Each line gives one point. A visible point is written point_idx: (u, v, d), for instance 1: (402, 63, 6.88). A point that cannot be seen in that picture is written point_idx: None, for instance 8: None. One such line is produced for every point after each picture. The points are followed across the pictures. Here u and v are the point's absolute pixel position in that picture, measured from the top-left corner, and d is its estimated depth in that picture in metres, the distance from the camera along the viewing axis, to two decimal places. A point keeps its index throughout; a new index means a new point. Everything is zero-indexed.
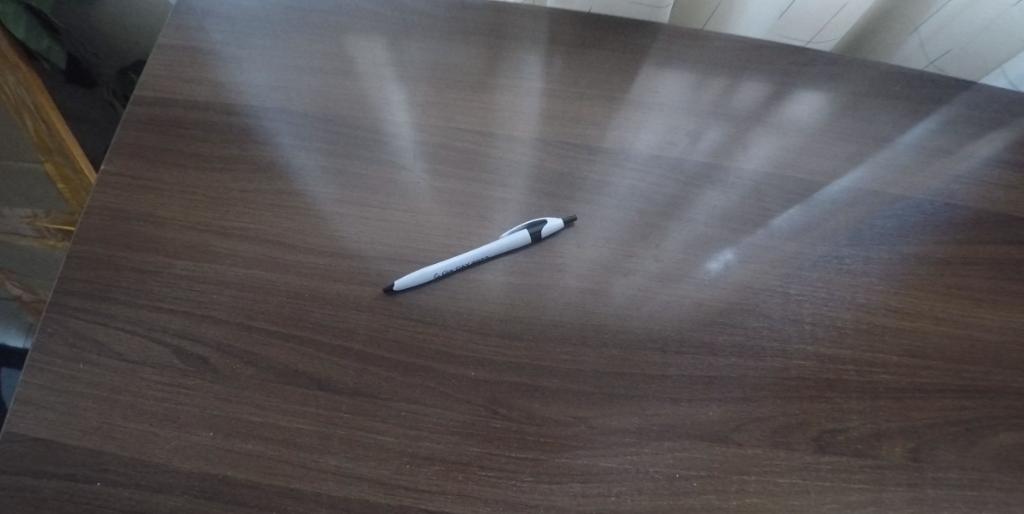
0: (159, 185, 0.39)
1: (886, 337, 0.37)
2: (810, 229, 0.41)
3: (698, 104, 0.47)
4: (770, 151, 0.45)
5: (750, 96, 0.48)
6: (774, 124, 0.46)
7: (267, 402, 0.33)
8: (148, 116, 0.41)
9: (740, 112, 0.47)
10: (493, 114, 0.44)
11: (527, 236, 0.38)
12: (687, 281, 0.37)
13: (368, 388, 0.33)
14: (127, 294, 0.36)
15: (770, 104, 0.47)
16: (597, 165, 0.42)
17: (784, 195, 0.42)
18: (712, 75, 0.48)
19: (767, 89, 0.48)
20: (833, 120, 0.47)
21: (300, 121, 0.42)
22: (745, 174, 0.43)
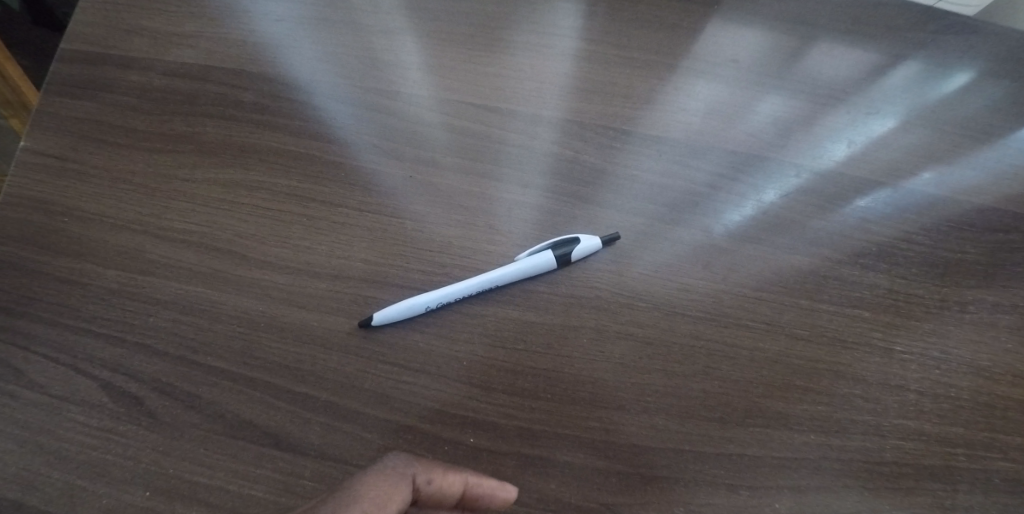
0: (91, 167, 0.31)
1: (1011, 413, 0.28)
2: (926, 260, 0.31)
3: (775, 76, 0.36)
4: (872, 147, 0.34)
5: (851, 69, 0.36)
6: (880, 110, 0.35)
7: (210, 459, 0.25)
8: (80, 76, 0.33)
9: (831, 89, 0.36)
10: (512, 83, 0.34)
11: (552, 259, 0.29)
12: (759, 327, 0.28)
13: (339, 451, 0.25)
14: (47, 310, 0.28)
15: (877, 81, 0.36)
16: (642, 158, 0.33)
17: (892, 209, 0.32)
18: (802, 40, 0.37)
19: (871, 59, 0.37)
20: (959, 105, 0.36)
21: (265, 86, 0.33)
22: (839, 177, 0.33)
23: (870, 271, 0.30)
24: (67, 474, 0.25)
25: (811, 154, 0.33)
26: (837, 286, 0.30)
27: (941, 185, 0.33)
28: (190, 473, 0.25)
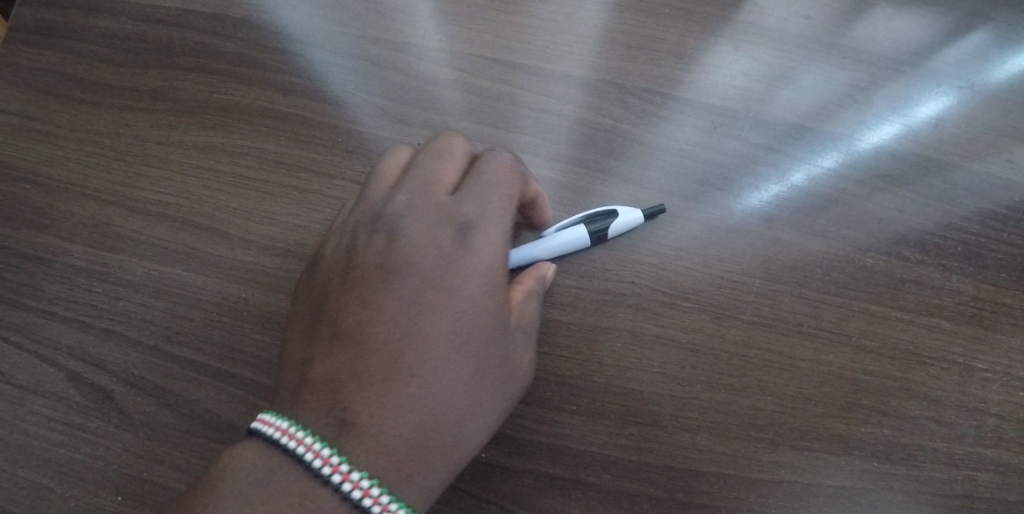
0: (54, 126, 0.27)
1: None
2: (1022, 263, 0.26)
3: (845, 33, 0.30)
4: (966, 121, 0.28)
5: (945, 27, 0.30)
6: (978, 76, 0.29)
7: (188, 465, 0.22)
8: (45, 22, 0.29)
9: (915, 51, 0.30)
10: (537, 37, 0.29)
11: (585, 235, 0.25)
12: (819, 335, 0.25)
13: None
14: (7, 289, 0.25)
15: (977, 41, 0.30)
16: (685, 129, 0.28)
17: (984, 198, 0.27)
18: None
19: (967, 14, 0.30)
20: None
21: (252, 36, 0.28)
22: (919, 158, 0.28)
23: (952, 273, 0.26)
24: (34, 474, 0.23)
25: (886, 126, 0.28)
26: (910, 290, 0.25)
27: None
28: (165, 480, 0.22)
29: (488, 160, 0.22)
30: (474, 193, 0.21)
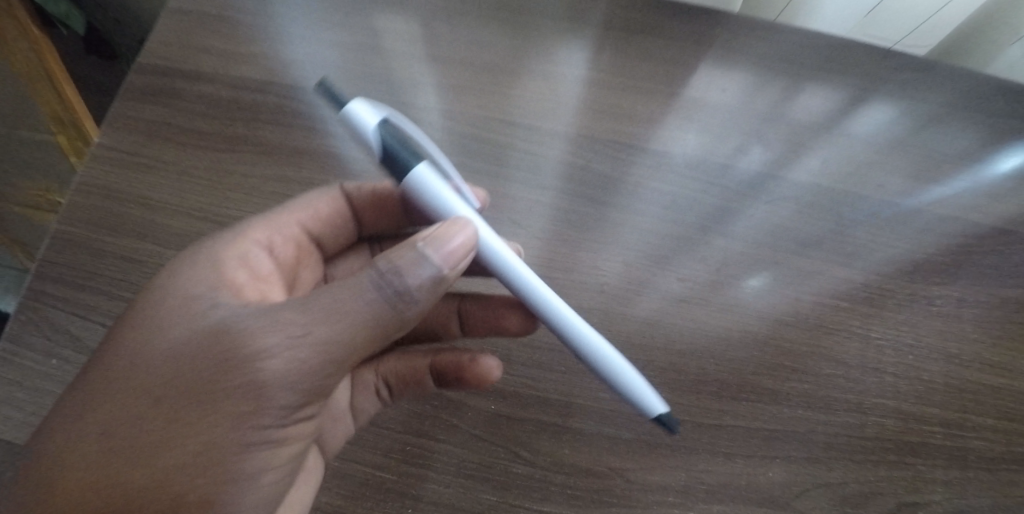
0: (158, 163, 0.35)
1: (980, 397, 0.31)
2: (893, 261, 0.35)
3: (757, 107, 0.41)
4: (851, 170, 0.39)
5: (828, 102, 0.41)
6: (858, 140, 0.40)
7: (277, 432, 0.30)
8: (151, 85, 0.37)
9: (806, 121, 0.40)
10: (531, 104, 0.39)
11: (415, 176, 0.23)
12: (748, 313, 0.32)
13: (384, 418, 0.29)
14: (108, 283, 0.31)
15: (858, 117, 0.41)
16: (647, 170, 0.37)
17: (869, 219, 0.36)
18: (786, 77, 0.42)
19: (843, 95, 0.42)
20: (915, 132, 0.41)
21: (316, 101, 0.38)
22: (820, 192, 0.37)
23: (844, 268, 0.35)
24: None
25: (790, 170, 0.38)
26: (817, 280, 0.34)
27: (911, 207, 0.38)
28: None
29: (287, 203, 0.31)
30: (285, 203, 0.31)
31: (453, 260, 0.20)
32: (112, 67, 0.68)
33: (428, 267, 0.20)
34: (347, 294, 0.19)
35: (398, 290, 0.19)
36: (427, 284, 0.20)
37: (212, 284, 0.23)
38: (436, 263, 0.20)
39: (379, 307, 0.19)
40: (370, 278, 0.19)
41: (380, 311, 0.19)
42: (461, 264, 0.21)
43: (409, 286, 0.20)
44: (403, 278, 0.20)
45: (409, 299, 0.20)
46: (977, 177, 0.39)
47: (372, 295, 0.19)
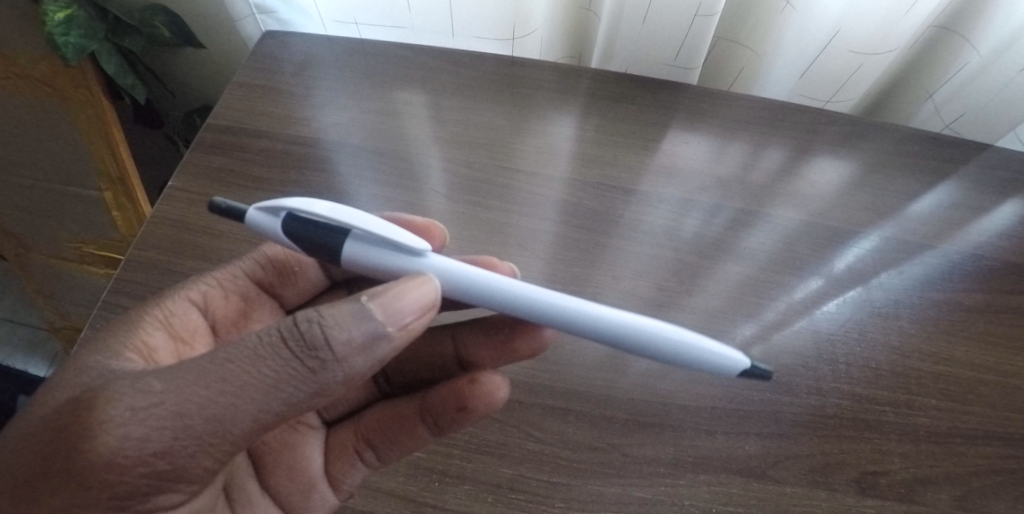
0: (220, 200, 0.42)
1: (924, 382, 0.37)
2: (838, 271, 0.42)
3: (724, 161, 0.48)
4: (806, 218, 0.45)
5: (782, 151, 0.49)
6: (815, 184, 0.47)
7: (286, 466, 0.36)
8: (217, 140, 0.45)
9: (763, 177, 0.47)
10: (531, 154, 0.46)
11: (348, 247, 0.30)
12: (716, 315, 0.39)
13: (377, 445, 0.34)
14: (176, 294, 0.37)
15: (804, 177, 0.47)
16: (632, 208, 0.44)
17: (822, 278, 0.42)
18: (749, 135, 0.49)
19: (789, 149, 0.49)
20: (852, 192, 0.47)
21: (354, 151, 0.45)
22: (779, 240, 0.44)
23: (799, 277, 0.42)
24: None
25: (749, 205, 0.45)
26: (775, 288, 0.41)
27: (859, 250, 0.43)
28: None
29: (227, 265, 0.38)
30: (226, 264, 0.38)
31: (394, 316, 0.23)
32: (152, 134, 0.77)
33: (365, 322, 0.22)
34: (243, 360, 0.21)
35: (316, 345, 0.21)
36: (350, 339, 0.22)
37: (131, 343, 0.29)
38: (381, 320, 0.22)
39: (289, 366, 0.21)
40: (284, 335, 0.21)
41: (292, 367, 0.21)
42: (414, 314, 0.23)
43: (332, 340, 0.21)
44: (324, 333, 0.21)
45: (329, 353, 0.21)
46: (909, 209, 0.46)
47: (285, 353, 0.21)
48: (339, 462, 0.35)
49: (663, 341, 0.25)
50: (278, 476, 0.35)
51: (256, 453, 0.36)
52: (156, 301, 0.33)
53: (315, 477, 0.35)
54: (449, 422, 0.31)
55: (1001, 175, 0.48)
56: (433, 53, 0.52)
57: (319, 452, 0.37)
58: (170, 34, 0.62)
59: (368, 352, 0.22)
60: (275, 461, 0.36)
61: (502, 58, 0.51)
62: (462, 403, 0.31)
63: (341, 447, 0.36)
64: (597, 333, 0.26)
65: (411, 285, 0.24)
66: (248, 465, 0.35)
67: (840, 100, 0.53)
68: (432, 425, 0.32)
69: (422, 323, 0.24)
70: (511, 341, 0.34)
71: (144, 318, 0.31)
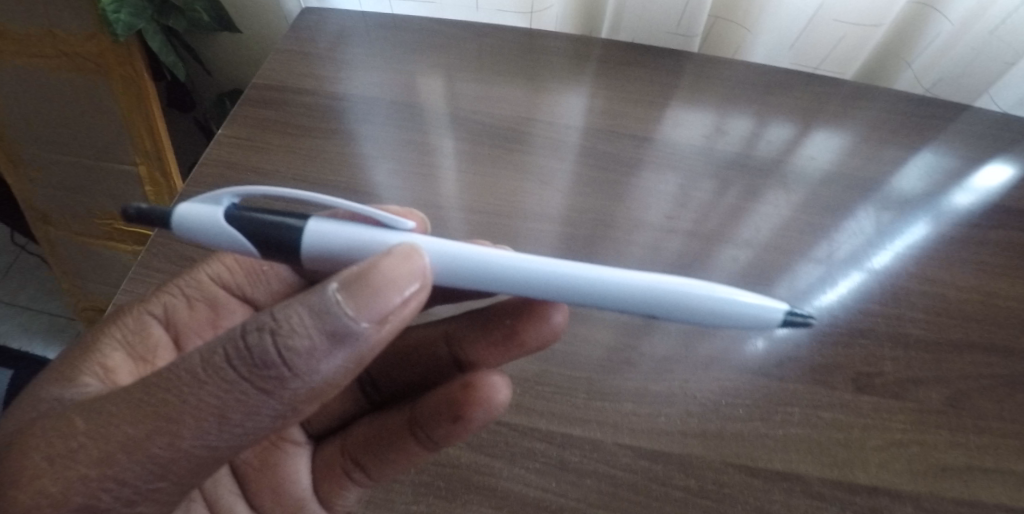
0: (267, 146, 0.46)
1: (912, 299, 0.40)
2: (827, 202, 0.46)
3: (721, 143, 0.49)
4: (798, 162, 0.49)
5: (781, 112, 0.52)
6: (815, 164, 0.49)
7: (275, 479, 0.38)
8: (262, 96, 0.49)
9: (765, 158, 0.49)
10: (546, 108, 0.50)
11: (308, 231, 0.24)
12: (719, 243, 0.43)
13: (369, 466, 0.34)
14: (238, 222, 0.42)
15: (799, 155, 0.49)
16: (647, 154, 0.48)
17: (820, 266, 0.42)
18: (748, 102, 0.52)
19: (795, 133, 0.51)
20: (849, 158, 0.49)
21: (387, 105, 0.50)
22: (782, 220, 0.45)
23: (792, 209, 0.46)
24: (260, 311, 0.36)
25: (749, 153, 0.49)
26: (771, 221, 0.45)
27: (857, 234, 0.44)
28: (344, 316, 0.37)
29: (194, 273, 0.38)
30: (191, 274, 0.38)
31: (369, 308, 0.19)
32: (182, 117, 0.82)
33: (328, 317, 0.19)
34: (190, 387, 0.18)
35: (270, 361, 0.18)
36: (307, 350, 0.18)
37: (98, 360, 0.30)
38: (354, 314, 0.19)
39: (244, 391, 0.19)
40: (231, 357, 0.18)
41: (247, 392, 0.19)
42: (394, 309, 0.20)
43: (294, 352, 0.18)
44: (278, 348, 0.18)
45: (287, 370, 0.19)
46: (901, 172, 0.49)
47: (235, 375, 0.19)
48: (326, 482, 0.37)
49: (696, 307, 0.22)
50: (264, 494, 0.37)
51: (241, 473, 0.37)
52: (118, 320, 0.34)
53: (306, 493, 0.38)
54: (444, 435, 0.30)
55: (987, 131, 0.52)
56: (456, 24, 0.56)
57: (307, 468, 0.39)
58: (208, 18, 0.66)
59: (334, 354, 0.19)
60: (260, 480, 0.37)
61: (519, 29, 0.56)
62: (458, 413, 0.30)
63: (330, 466, 0.38)
64: (627, 306, 0.23)
65: (399, 266, 0.20)
66: (234, 484, 0.37)
67: (828, 68, 0.58)
68: (427, 441, 0.31)
69: (407, 308, 0.21)
70: (519, 336, 0.33)
71: (105, 339, 0.32)
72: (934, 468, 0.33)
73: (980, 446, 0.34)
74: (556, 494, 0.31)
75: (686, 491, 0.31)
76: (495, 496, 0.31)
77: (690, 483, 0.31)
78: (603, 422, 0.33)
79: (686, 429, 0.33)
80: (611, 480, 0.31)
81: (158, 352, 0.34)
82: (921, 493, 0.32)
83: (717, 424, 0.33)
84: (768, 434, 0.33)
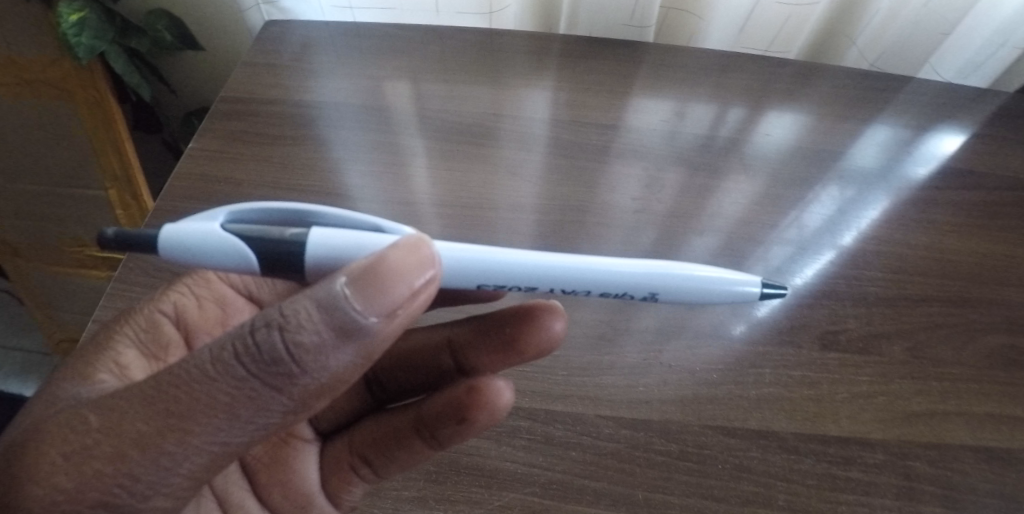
0: (239, 156, 0.47)
1: (868, 260, 0.43)
2: (785, 173, 0.49)
3: (682, 126, 0.51)
4: (757, 138, 0.51)
5: (736, 93, 0.54)
6: (773, 141, 0.51)
7: (281, 475, 0.38)
8: (231, 108, 0.50)
9: (727, 139, 0.51)
10: (512, 102, 0.52)
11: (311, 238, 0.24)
12: (686, 218, 0.45)
13: (371, 466, 0.35)
14: None
15: (755, 132, 0.51)
16: (613, 140, 0.50)
17: (788, 246, 0.44)
18: (706, 87, 0.54)
19: (751, 112, 0.53)
20: (810, 134, 0.51)
21: (356, 109, 0.51)
22: (748, 204, 0.46)
23: (753, 181, 0.48)
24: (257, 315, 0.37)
25: (709, 133, 0.51)
26: (733, 195, 0.47)
27: (823, 213, 0.46)
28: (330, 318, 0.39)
29: (200, 274, 0.39)
30: (198, 273, 0.39)
31: (377, 303, 0.18)
32: (151, 139, 0.81)
33: (336, 312, 0.18)
34: (200, 384, 0.19)
35: (280, 358, 0.18)
36: (315, 346, 0.18)
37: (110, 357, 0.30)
38: (359, 309, 0.18)
39: (254, 386, 0.19)
40: (241, 354, 0.19)
41: (257, 387, 0.19)
42: (403, 301, 0.19)
43: (298, 352, 0.18)
44: (286, 345, 0.18)
45: (296, 367, 0.19)
46: (855, 145, 0.51)
47: (244, 372, 0.19)
48: (333, 477, 0.38)
49: (692, 287, 0.24)
50: (272, 490, 0.38)
51: (251, 468, 0.38)
52: (129, 318, 0.33)
53: (312, 493, 0.38)
54: (448, 436, 0.31)
55: (932, 100, 0.54)
56: (419, 29, 0.58)
57: (315, 466, 0.39)
58: (172, 38, 0.67)
59: (342, 349, 0.19)
60: (269, 478, 0.38)
61: (481, 30, 0.58)
62: (463, 416, 0.30)
63: (336, 463, 0.38)
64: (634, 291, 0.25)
65: (411, 259, 0.19)
66: (244, 479, 0.37)
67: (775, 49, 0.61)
68: (431, 440, 0.31)
69: (418, 300, 0.20)
70: (519, 343, 0.33)
71: (116, 336, 0.32)
72: (900, 414, 0.35)
73: (942, 391, 0.36)
74: (543, 468, 0.32)
75: (667, 455, 0.32)
76: (484, 475, 0.32)
77: (672, 447, 0.33)
78: (584, 396, 0.35)
79: (663, 396, 0.35)
80: (595, 450, 0.32)
81: (171, 348, 0.35)
82: (890, 439, 0.34)
83: (692, 390, 0.35)
84: (742, 395, 0.35)
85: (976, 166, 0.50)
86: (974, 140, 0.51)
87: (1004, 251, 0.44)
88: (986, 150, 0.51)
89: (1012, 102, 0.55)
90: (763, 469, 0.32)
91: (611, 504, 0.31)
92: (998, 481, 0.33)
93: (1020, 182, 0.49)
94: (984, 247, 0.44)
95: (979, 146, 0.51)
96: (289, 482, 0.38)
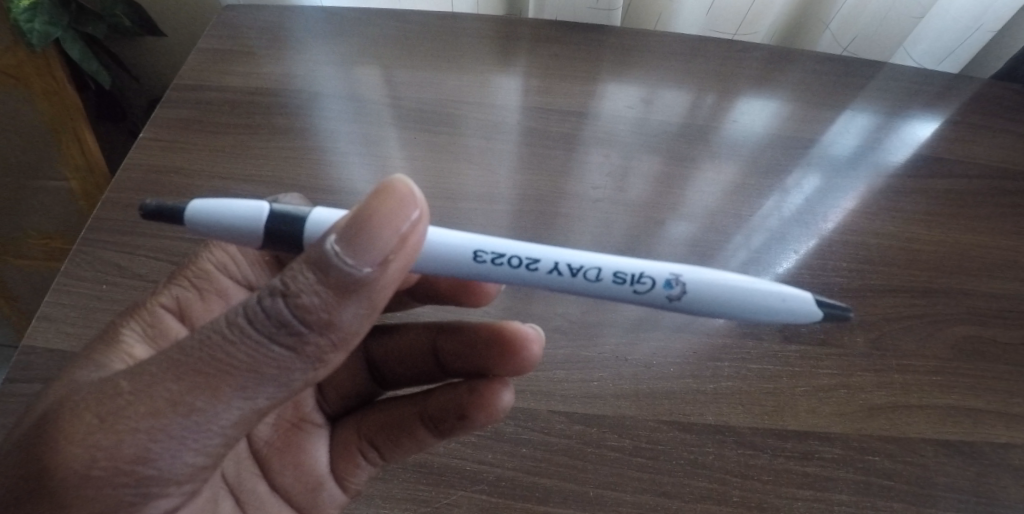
0: (190, 145, 0.45)
1: (834, 250, 0.42)
2: (751, 160, 0.48)
3: (651, 112, 0.50)
4: (728, 126, 0.50)
5: (704, 80, 0.53)
6: (740, 127, 0.50)
7: (291, 458, 0.37)
8: (181, 95, 0.48)
9: (697, 126, 0.50)
10: (476, 88, 0.50)
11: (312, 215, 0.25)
12: (641, 206, 0.44)
13: (377, 450, 0.34)
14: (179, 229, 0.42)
15: (727, 119, 0.50)
16: (579, 126, 0.48)
17: (761, 237, 0.43)
18: (674, 73, 0.53)
19: (720, 97, 0.52)
20: (781, 121, 0.50)
21: (313, 96, 0.49)
22: (719, 194, 0.45)
23: (714, 166, 0.47)
24: None
25: (673, 120, 0.50)
26: (694, 183, 0.46)
27: (796, 203, 0.45)
28: None
29: (194, 264, 0.36)
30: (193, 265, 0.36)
31: (367, 251, 0.18)
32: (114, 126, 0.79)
33: (330, 270, 0.18)
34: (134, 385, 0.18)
35: (286, 321, 0.18)
36: (317, 306, 0.18)
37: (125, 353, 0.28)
38: (351, 262, 0.18)
39: (262, 351, 0.19)
40: (249, 318, 0.19)
41: (269, 351, 0.19)
42: (394, 246, 0.19)
43: (303, 313, 0.18)
44: (290, 308, 0.18)
45: (304, 328, 0.18)
46: (829, 131, 0.50)
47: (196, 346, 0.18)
48: (342, 460, 0.36)
49: (722, 285, 0.21)
50: (286, 475, 0.36)
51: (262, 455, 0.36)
52: (134, 314, 0.31)
53: (323, 476, 0.36)
54: (451, 428, 0.30)
55: (905, 85, 0.53)
56: (381, 13, 0.56)
57: (326, 450, 0.38)
58: (130, 23, 0.65)
59: (346, 306, 0.19)
60: (281, 462, 0.37)
61: (444, 14, 0.56)
62: (463, 413, 0.30)
63: (346, 447, 0.37)
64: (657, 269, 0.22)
65: (392, 200, 0.19)
66: (255, 466, 0.36)
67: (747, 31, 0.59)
68: (436, 430, 0.31)
69: (412, 244, 0.20)
70: (506, 347, 0.32)
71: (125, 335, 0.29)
72: (862, 408, 0.34)
73: (906, 385, 0.35)
74: (491, 465, 0.31)
75: (621, 451, 0.32)
76: (431, 472, 0.31)
77: (626, 443, 0.32)
78: (536, 391, 0.34)
79: (618, 390, 0.34)
80: (548, 447, 0.32)
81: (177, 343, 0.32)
82: (851, 433, 0.33)
83: (649, 384, 0.34)
84: (699, 390, 0.34)
85: (948, 153, 0.49)
86: (947, 127, 0.50)
87: (974, 240, 0.43)
88: (958, 137, 0.50)
89: (986, 88, 0.54)
90: (719, 465, 0.32)
91: (562, 502, 0.30)
92: (960, 476, 0.32)
93: (991, 169, 0.48)
94: (952, 236, 0.43)
95: (952, 134, 0.50)
96: (299, 466, 0.37)
